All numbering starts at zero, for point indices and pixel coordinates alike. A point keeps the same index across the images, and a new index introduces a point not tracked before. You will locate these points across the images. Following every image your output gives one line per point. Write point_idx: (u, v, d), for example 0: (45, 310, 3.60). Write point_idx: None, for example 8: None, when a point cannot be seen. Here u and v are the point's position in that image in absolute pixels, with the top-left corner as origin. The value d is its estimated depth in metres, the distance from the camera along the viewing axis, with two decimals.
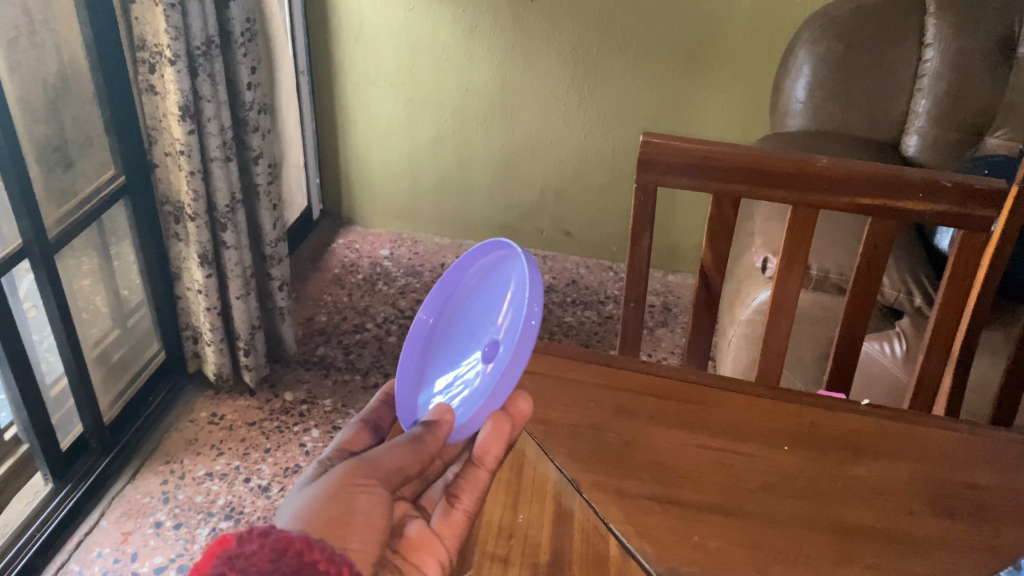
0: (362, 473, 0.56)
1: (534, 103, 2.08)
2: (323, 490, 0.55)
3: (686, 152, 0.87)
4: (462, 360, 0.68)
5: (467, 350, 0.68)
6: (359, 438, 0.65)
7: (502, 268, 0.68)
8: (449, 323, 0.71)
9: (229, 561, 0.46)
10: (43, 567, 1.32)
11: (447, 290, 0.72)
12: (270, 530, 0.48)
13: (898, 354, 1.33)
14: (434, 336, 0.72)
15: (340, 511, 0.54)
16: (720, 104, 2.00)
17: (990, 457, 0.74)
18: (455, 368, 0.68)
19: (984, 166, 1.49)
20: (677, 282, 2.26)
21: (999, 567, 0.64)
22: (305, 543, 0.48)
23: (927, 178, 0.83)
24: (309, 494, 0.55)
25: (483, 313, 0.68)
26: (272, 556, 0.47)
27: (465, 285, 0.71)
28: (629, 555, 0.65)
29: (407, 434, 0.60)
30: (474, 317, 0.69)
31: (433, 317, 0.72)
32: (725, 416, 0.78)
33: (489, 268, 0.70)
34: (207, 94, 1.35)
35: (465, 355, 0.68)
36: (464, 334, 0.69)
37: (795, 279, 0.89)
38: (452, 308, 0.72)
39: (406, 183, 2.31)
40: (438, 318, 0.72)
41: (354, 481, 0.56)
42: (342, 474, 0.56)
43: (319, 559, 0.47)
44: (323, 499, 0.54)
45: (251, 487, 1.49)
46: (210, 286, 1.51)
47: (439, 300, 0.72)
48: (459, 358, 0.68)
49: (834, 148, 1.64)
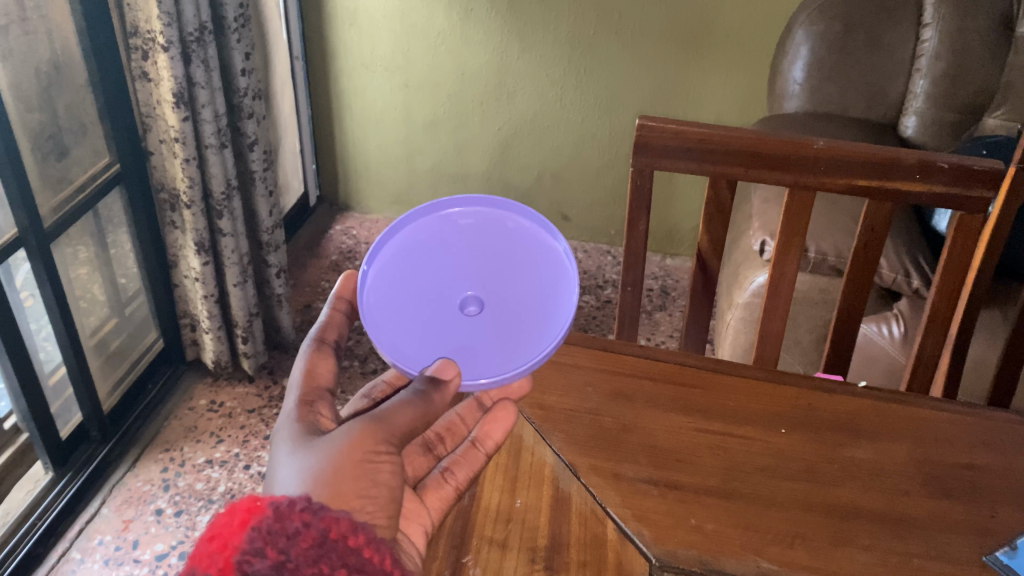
0: (379, 438, 0.57)
1: (532, 87, 2.07)
2: (343, 455, 0.55)
3: (682, 135, 0.87)
4: (445, 299, 0.65)
5: (457, 294, 0.65)
6: (322, 364, 0.64)
7: (540, 261, 0.67)
8: (455, 240, 0.67)
9: (271, 537, 0.47)
10: (45, 556, 1.32)
11: (482, 210, 0.67)
12: (312, 508, 0.49)
13: (895, 336, 1.33)
14: (439, 234, 0.67)
15: (365, 481, 0.55)
16: (718, 86, 1.99)
17: (987, 437, 0.74)
18: (435, 299, 0.65)
19: (982, 147, 1.49)
20: (675, 266, 2.26)
21: (995, 547, 0.64)
22: (350, 527, 0.49)
23: (923, 159, 0.82)
24: (327, 456, 0.55)
25: (495, 275, 0.66)
26: (317, 539, 0.48)
27: (496, 222, 0.67)
28: (626, 538, 0.65)
29: (412, 387, 0.60)
30: (480, 264, 0.66)
31: (452, 217, 0.67)
32: (723, 400, 0.78)
33: (528, 237, 0.67)
34: (201, 81, 1.35)
35: (450, 298, 0.65)
36: (463, 271, 0.66)
37: (792, 261, 0.89)
38: (468, 228, 0.67)
39: (403, 167, 2.30)
40: (453, 224, 0.67)
41: (372, 447, 0.56)
42: (359, 438, 0.56)
43: (363, 544, 0.49)
44: (345, 466, 0.55)
45: (251, 474, 1.49)
46: (206, 273, 1.51)
47: (475, 208, 0.67)
48: (443, 293, 0.65)
49: (832, 130, 1.63)
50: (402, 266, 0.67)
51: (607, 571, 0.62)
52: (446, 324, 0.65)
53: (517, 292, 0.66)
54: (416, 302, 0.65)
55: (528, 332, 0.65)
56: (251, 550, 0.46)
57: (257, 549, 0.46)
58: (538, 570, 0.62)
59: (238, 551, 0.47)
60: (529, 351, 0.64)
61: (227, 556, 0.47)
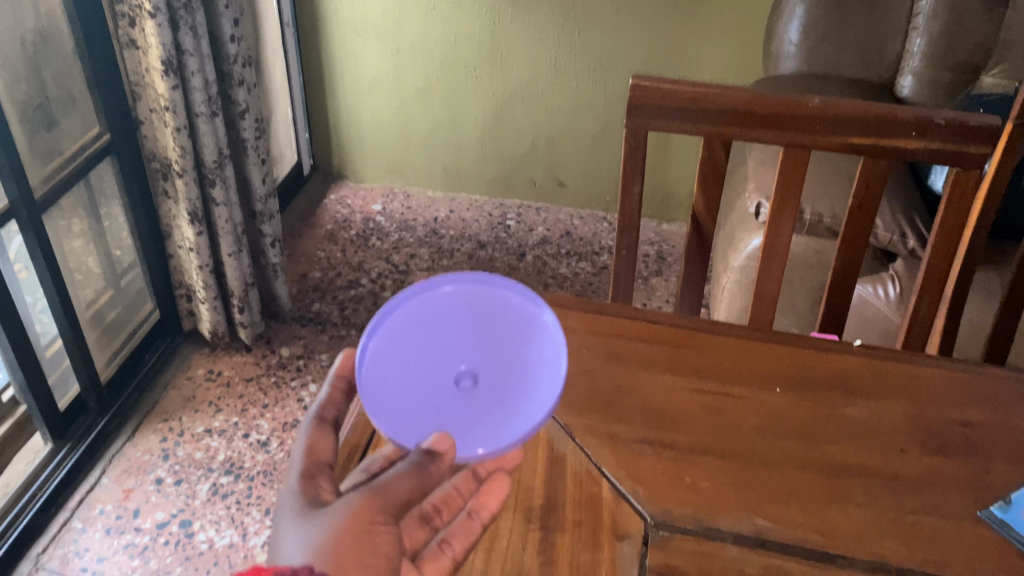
0: (377, 509, 0.50)
1: (525, 52, 2.05)
2: (340, 530, 0.49)
3: (676, 94, 0.86)
4: (439, 373, 0.58)
5: (451, 368, 0.58)
6: (322, 437, 0.57)
7: (527, 334, 0.61)
8: (439, 314, 0.59)
9: None
10: (46, 526, 1.32)
11: (471, 280, 0.60)
12: None
13: (891, 297, 1.31)
14: (422, 308, 0.59)
15: (363, 556, 0.48)
16: (714, 48, 1.97)
17: (981, 393, 0.75)
18: (428, 373, 0.58)
19: (979, 105, 1.48)
20: (671, 231, 2.25)
21: (989, 502, 0.65)
22: None
23: (919, 116, 0.82)
24: (326, 530, 0.49)
25: (485, 348, 0.59)
26: None
27: (484, 294, 0.60)
28: (622, 497, 0.65)
29: (410, 458, 0.53)
30: (469, 337, 0.59)
31: (440, 285, 0.60)
32: (717, 360, 0.78)
33: (517, 310, 0.61)
34: (190, 48, 1.33)
35: (445, 373, 0.58)
36: (457, 342, 0.59)
37: (788, 222, 0.89)
38: (451, 298, 0.60)
39: (397, 134, 2.28)
40: (437, 298, 0.60)
41: (370, 520, 0.50)
42: (357, 509, 0.50)
43: None
44: (342, 541, 0.48)
45: (250, 442, 1.50)
46: (200, 243, 1.50)
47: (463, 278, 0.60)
48: (436, 366, 0.58)
49: (829, 90, 1.62)
50: (387, 340, 0.58)
51: (603, 531, 0.62)
52: (443, 400, 0.57)
53: (508, 366, 0.59)
54: (408, 380, 0.57)
55: (527, 400, 0.57)
56: None
57: None
58: (534, 530, 0.62)
59: None
60: (539, 419, 0.56)
61: None
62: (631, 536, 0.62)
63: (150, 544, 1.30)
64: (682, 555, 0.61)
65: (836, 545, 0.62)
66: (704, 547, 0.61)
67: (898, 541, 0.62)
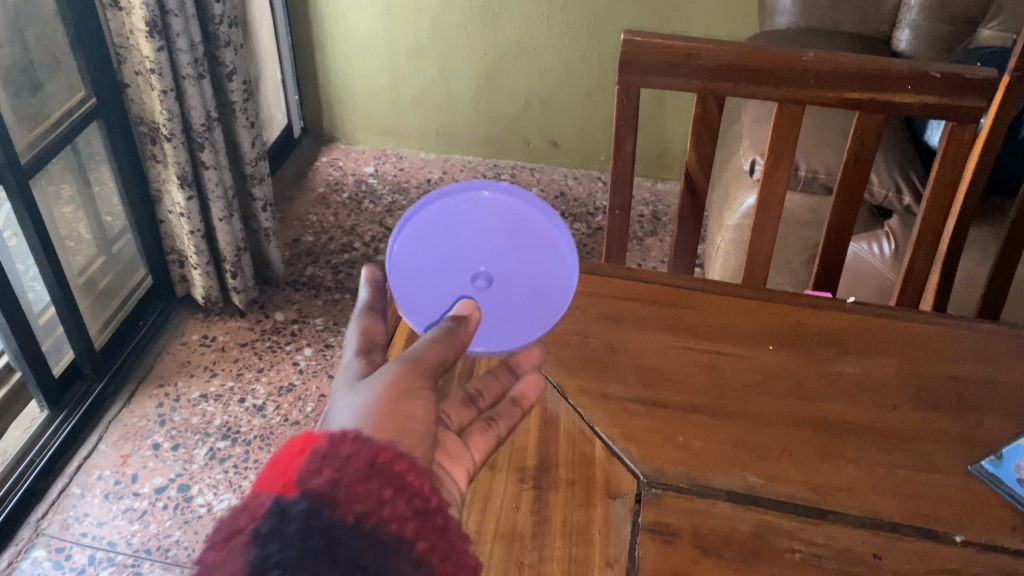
0: (414, 375, 0.51)
1: (517, 9, 2.02)
2: (381, 393, 0.49)
3: (668, 50, 0.84)
4: (457, 269, 0.60)
5: (467, 271, 0.60)
6: (374, 324, 0.58)
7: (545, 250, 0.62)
8: (468, 211, 0.60)
9: (326, 460, 0.42)
10: (45, 492, 1.33)
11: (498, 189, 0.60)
12: (363, 436, 0.44)
13: (886, 254, 1.32)
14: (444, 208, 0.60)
15: (402, 418, 0.49)
16: (709, 4, 1.94)
17: (974, 349, 0.74)
18: (446, 269, 0.60)
19: (976, 58, 1.46)
20: (666, 191, 2.23)
21: (980, 457, 0.65)
22: (394, 452, 0.44)
23: (915, 69, 0.81)
24: (368, 395, 0.50)
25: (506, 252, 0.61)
26: (367, 462, 0.43)
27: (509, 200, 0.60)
28: (614, 456, 0.65)
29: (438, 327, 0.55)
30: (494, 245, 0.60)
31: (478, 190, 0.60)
32: (711, 318, 0.78)
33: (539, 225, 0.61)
34: (174, 8, 1.30)
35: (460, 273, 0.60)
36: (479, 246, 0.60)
37: (782, 179, 0.88)
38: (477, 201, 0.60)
39: (388, 95, 2.26)
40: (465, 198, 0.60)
41: (407, 385, 0.51)
42: (394, 377, 0.51)
43: (410, 470, 0.43)
44: (383, 403, 0.49)
45: (245, 407, 1.50)
46: (191, 207, 1.49)
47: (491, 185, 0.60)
48: (453, 266, 0.60)
49: (824, 45, 1.60)
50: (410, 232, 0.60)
51: (596, 490, 0.63)
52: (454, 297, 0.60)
53: (523, 273, 0.61)
54: (428, 269, 0.60)
55: (534, 314, 0.63)
56: (303, 470, 0.42)
57: (314, 471, 0.42)
58: (527, 490, 0.63)
59: (298, 472, 0.42)
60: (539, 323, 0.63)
61: (287, 479, 0.41)
62: (624, 494, 0.62)
63: (148, 508, 1.31)
64: (675, 512, 0.61)
65: (827, 500, 0.62)
66: (697, 505, 0.62)
67: (890, 496, 0.62)
